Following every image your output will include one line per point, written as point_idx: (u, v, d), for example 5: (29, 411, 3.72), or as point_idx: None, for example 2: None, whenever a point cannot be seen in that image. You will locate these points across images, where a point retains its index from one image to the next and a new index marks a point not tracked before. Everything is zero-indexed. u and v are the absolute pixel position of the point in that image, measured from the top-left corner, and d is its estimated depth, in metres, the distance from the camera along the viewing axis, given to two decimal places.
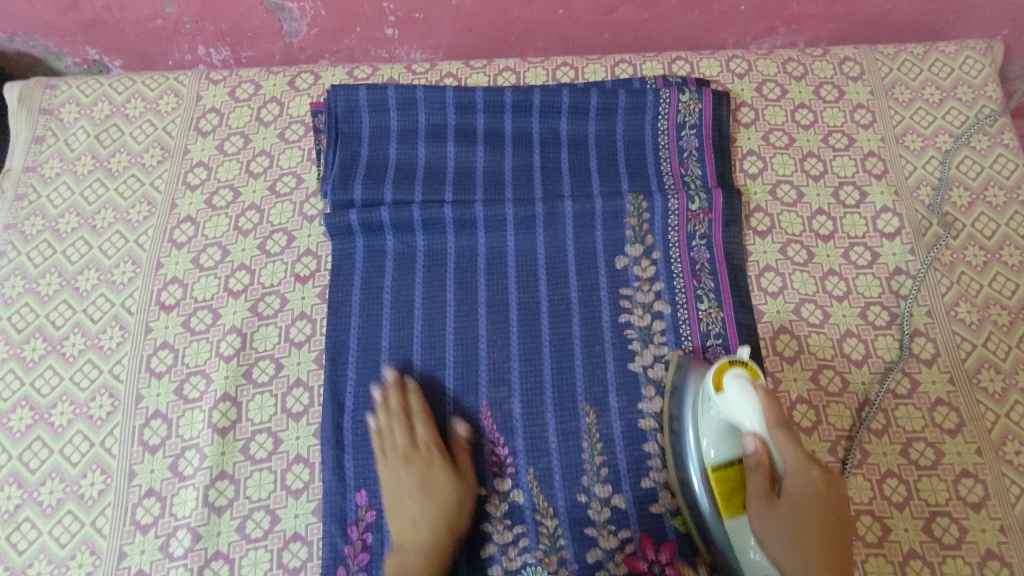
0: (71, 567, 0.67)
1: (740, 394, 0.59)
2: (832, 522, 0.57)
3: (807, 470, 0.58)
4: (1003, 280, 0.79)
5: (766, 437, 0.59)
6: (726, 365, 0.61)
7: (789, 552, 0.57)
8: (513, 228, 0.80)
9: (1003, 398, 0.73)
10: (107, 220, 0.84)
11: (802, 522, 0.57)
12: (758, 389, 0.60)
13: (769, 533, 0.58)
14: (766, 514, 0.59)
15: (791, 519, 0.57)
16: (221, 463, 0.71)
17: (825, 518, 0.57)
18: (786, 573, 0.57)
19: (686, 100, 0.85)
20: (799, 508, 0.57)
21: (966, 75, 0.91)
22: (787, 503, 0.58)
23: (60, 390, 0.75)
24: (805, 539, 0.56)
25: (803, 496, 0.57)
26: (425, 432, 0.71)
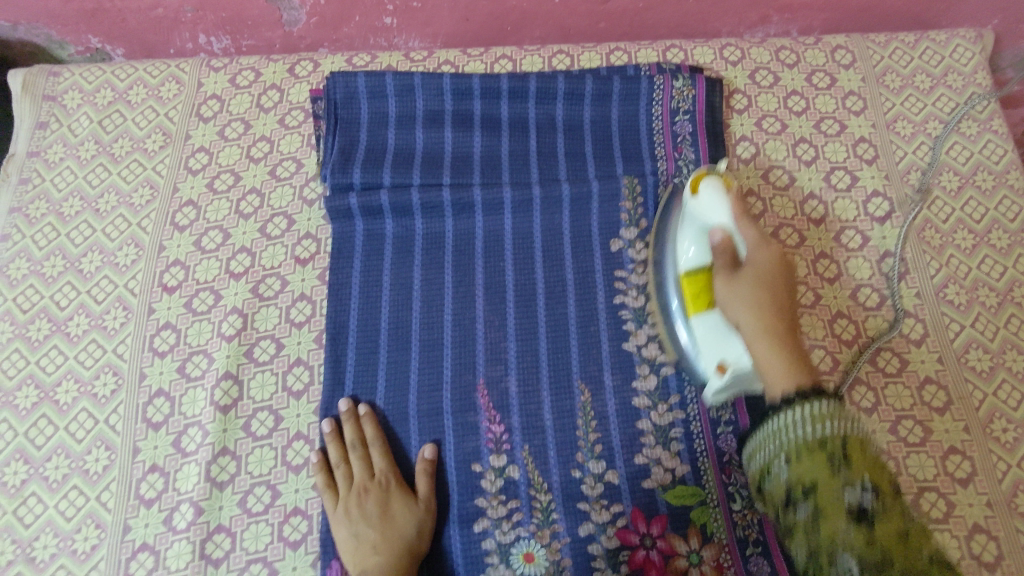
0: (76, 540, 0.69)
1: (712, 190, 0.65)
2: (785, 307, 0.61)
3: (766, 247, 0.63)
4: (991, 262, 0.80)
5: (731, 229, 0.64)
6: (701, 176, 0.67)
7: (747, 312, 0.61)
8: (510, 211, 0.81)
9: (991, 377, 0.75)
10: (110, 204, 0.85)
11: (758, 290, 0.61)
12: (729, 191, 0.65)
13: (732, 297, 0.62)
14: (729, 282, 0.63)
15: (751, 282, 0.62)
16: (223, 439, 0.72)
17: (778, 289, 0.61)
18: (747, 332, 0.61)
19: (680, 86, 0.86)
20: (760, 278, 0.62)
21: (956, 62, 0.92)
22: (748, 272, 0.62)
23: (65, 369, 0.77)
24: (761, 308, 0.60)
25: (762, 270, 0.62)
26: (382, 461, 0.71)
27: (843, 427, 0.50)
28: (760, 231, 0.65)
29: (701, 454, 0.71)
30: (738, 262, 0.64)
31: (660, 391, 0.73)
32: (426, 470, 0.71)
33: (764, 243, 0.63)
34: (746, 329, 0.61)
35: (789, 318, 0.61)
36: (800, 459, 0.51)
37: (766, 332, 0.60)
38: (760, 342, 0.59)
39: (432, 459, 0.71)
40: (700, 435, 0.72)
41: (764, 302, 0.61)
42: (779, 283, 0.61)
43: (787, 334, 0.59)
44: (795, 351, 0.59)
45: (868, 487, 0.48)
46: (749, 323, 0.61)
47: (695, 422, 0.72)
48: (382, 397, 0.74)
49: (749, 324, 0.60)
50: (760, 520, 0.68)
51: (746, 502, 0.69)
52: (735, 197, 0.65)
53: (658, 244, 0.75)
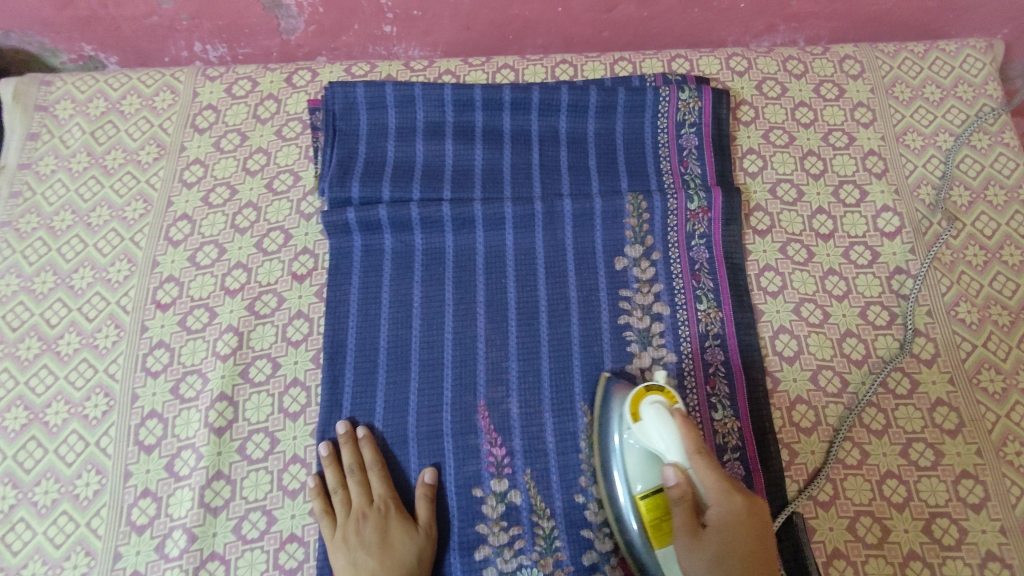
0: (66, 568, 0.67)
1: (658, 419, 0.62)
2: (762, 573, 0.55)
3: (729, 492, 0.57)
4: (1003, 280, 0.79)
5: (687, 467, 0.59)
6: (643, 395, 0.65)
7: (720, 563, 0.55)
8: (512, 227, 0.79)
9: (1003, 399, 0.73)
10: (102, 218, 0.83)
11: (728, 535, 0.56)
12: (678, 417, 0.62)
13: (696, 563, 0.56)
14: (693, 544, 0.56)
15: (718, 547, 0.55)
16: (217, 463, 0.70)
17: (746, 524, 0.56)
18: None
19: (686, 98, 0.84)
20: (727, 539, 0.55)
21: (967, 73, 0.90)
22: (712, 532, 0.56)
23: (56, 389, 0.75)
24: (734, 553, 0.55)
25: (730, 517, 0.56)
26: (380, 486, 0.69)
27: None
28: (721, 471, 0.59)
29: None
30: (700, 520, 0.58)
31: None
32: (426, 495, 0.69)
33: (722, 473, 0.58)
34: None
35: None
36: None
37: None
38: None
39: (432, 484, 0.69)
40: None
41: (729, 543, 0.55)
42: (745, 517, 0.56)
43: (762, 572, 0.55)
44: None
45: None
46: None
47: None
48: (381, 419, 0.72)
49: (723, 572, 0.54)
50: None
51: None
52: (682, 420, 0.62)
53: (603, 431, 0.68)
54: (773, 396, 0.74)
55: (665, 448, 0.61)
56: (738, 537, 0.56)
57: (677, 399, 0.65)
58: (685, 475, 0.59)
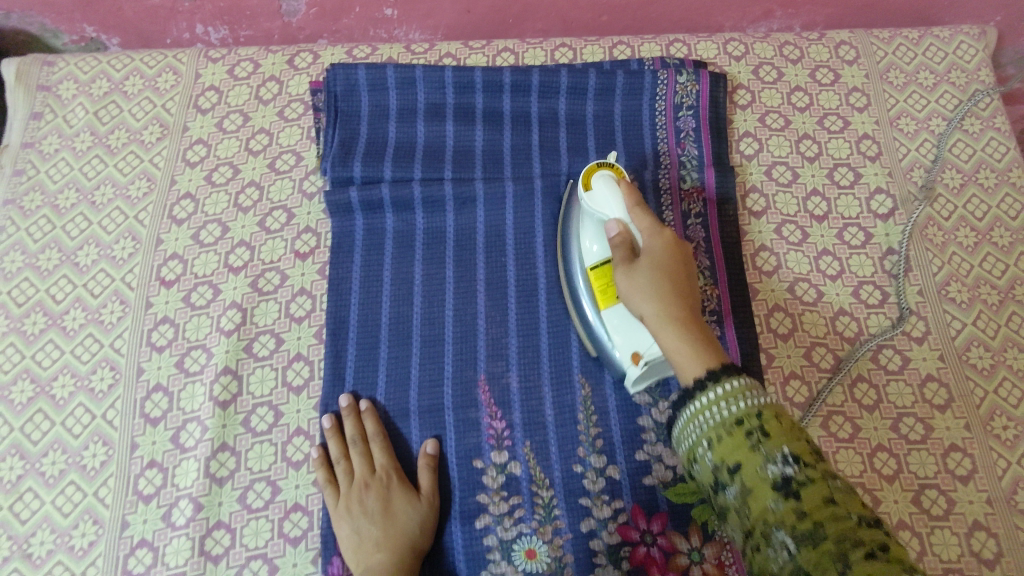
0: (73, 537, 0.68)
1: (606, 188, 0.68)
2: (686, 290, 0.63)
3: (660, 233, 0.65)
4: (993, 260, 0.80)
5: (627, 221, 0.67)
6: (594, 171, 0.70)
7: (651, 281, 0.62)
8: (512, 207, 0.81)
9: (992, 375, 0.75)
10: (106, 196, 0.84)
11: (658, 280, 0.62)
12: (622, 184, 0.69)
13: (633, 288, 0.63)
14: (629, 274, 0.64)
15: (650, 269, 0.63)
16: (222, 435, 0.72)
17: (674, 276, 0.63)
18: (651, 319, 0.61)
19: (683, 81, 0.86)
20: (656, 262, 0.63)
21: (959, 60, 0.92)
22: (646, 259, 0.64)
23: (61, 363, 0.76)
24: (664, 289, 0.62)
25: (661, 254, 0.64)
26: (383, 456, 0.70)
27: (759, 400, 0.51)
28: (655, 218, 0.67)
29: None
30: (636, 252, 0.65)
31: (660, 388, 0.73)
32: (427, 466, 0.70)
33: (658, 225, 0.66)
34: (648, 317, 0.62)
35: (692, 305, 0.62)
36: (722, 441, 0.50)
37: (666, 321, 0.60)
38: (666, 328, 0.60)
39: (433, 454, 0.71)
40: None
41: (658, 278, 0.62)
42: (676, 279, 0.63)
43: (681, 288, 0.62)
44: (689, 305, 0.62)
45: (789, 458, 0.46)
46: (652, 309, 0.61)
47: None
48: (383, 393, 0.74)
49: (652, 306, 0.61)
50: None
51: None
52: (627, 188, 0.69)
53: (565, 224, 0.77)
54: (767, 372, 0.76)
55: (609, 197, 0.68)
56: (667, 280, 0.62)
57: (625, 175, 0.71)
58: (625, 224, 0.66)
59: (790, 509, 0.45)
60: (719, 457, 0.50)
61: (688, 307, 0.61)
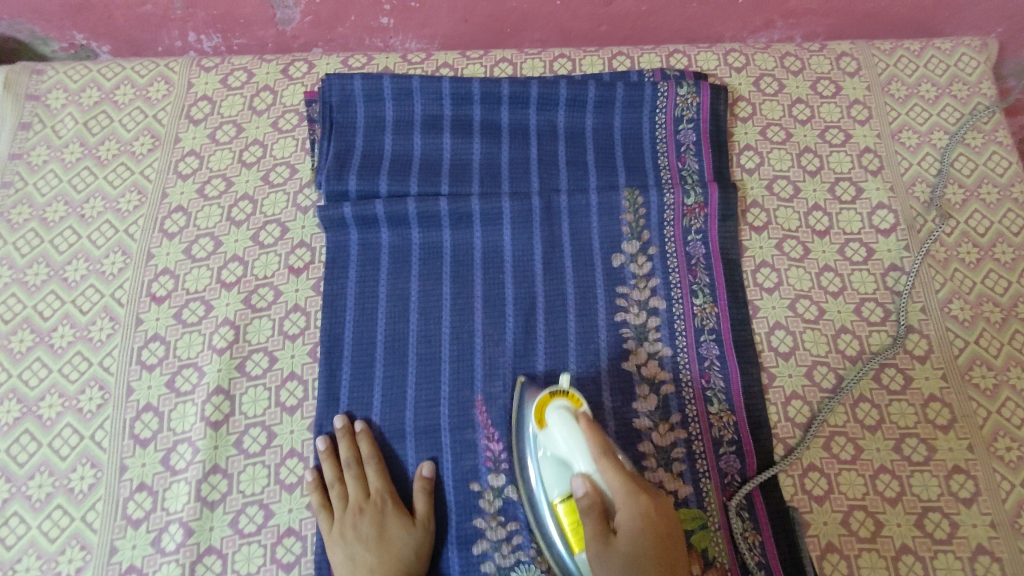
0: (61, 562, 0.67)
1: (563, 427, 0.61)
2: (667, 550, 0.54)
3: (635, 493, 0.56)
4: (996, 277, 0.79)
5: (594, 478, 0.58)
6: (549, 403, 0.65)
7: (628, 557, 0.53)
8: (509, 223, 0.79)
9: (994, 395, 0.74)
10: (96, 209, 0.83)
11: (637, 546, 0.53)
12: (582, 424, 0.61)
13: (605, 574, 0.53)
14: (602, 556, 0.54)
15: (628, 555, 0.53)
16: (214, 457, 0.70)
17: (654, 524, 0.55)
18: None
19: (684, 94, 0.84)
20: (633, 538, 0.54)
21: (962, 72, 0.91)
22: (621, 538, 0.54)
23: (49, 382, 0.74)
24: (643, 560, 0.53)
25: (635, 518, 0.55)
26: (378, 480, 0.69)
27: None
28: (626, 472, 0.57)
29: (703, 475, 0.71)
30: (609, 524, 0.56)
31: (660, 410, 0.73)
32: (423, 490, 0.68)
33: (631, 481, 0.57)
34: None
35: (675, 561, 0.54)
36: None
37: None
38: None
39: (429, 478, 0.69)
40: (701, 454, 0.71)
41: (635, 535, 0.54)
42: (653, 516, 0.55)
43: (663, 540, 0.54)
44: (669, 559, 0.54)
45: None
46: None
47: (697, 442, 0.72)
48: (378, 413, 0.72)
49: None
50: (761, 542, 0.68)
51: (747, 524, 0.69)
52: (587, 424, 0.61)
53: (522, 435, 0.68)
54: (768, 391, 0.75)
55: (572, 447, 0.60)
56: (646, 528, 0.54)
57: (582, 403, 0.64)
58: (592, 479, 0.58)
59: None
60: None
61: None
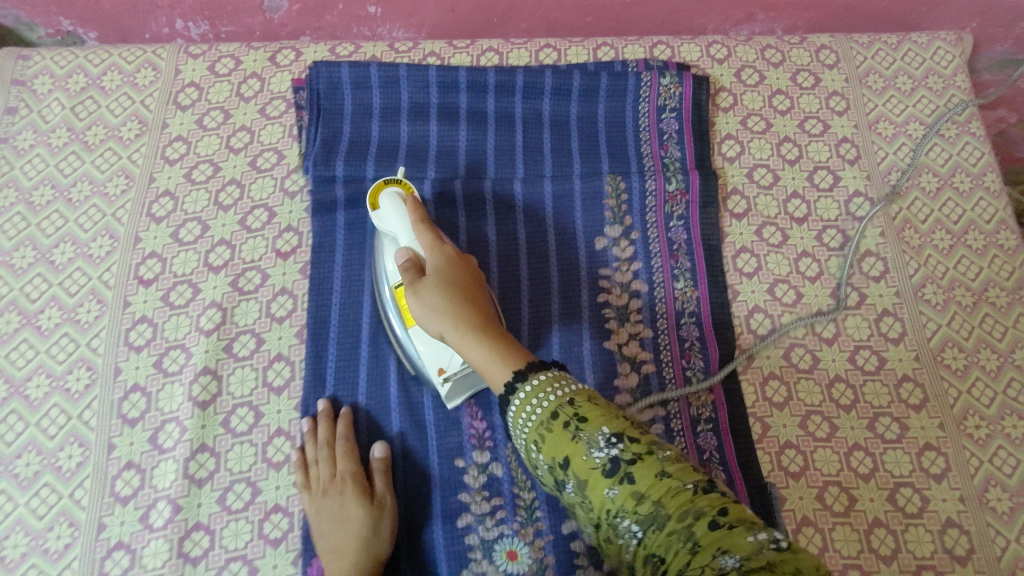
0: (48, 539, 0.67)
1: (393, 208, 0.68)
2: (475, 292, 0.62)
3: (441, 245, 0.65)
4: (968, 263, 0.82)
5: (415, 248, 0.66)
6: (381, 191, 0.71)
7: (441, 293, 0.60)
8: (493, 208, 0.81)
9: (965, 375, 0.76)
10: (84, 193, 0.83)
11: (447, 284, 0.61)
12: (407, 201, 0.69)
13: (424, 308, 0.60)
14: (417, 292, 0.61)
15: (437, 282, 0.61)
16: (202, 435, 0.71)
17: (462, 273, 0.63)
18: (450, 335, 0.59)
19: (667, 83, 0.86)
20: (443, 275, 0.62)
21: (936, 65, 0.93)
22: (431, 275, 0.62)
23: (36, 363, 0.74)
24: (454, 297, 0.60)
25: (443, 265, 0.63)
26: (339, 461, 0.70)
27: (566, 386, 0.53)
28: (437, 233, 0.66)
29: (682, 452, 0.72)
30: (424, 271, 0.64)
31: (642, 389, 0.75)
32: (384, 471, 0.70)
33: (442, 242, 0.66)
34: (445, 330, 0.59)
35: (483, 308, 0.61)
36: (546, 438, 0.52)
37: (458, 313, 0.59)
38: (467, 340, 0.58)
39: (384, 458, 0.70)
40: (680, 432, 0.73)
41: (433, 277, 0.62)
42: (457, 262, 0.64)
43: (469, 283, 0.62)
44: (473, 291, 0.62)
45: (612, 441, 0.49)
46: (444, 321, 0.59)
47: (675, 420, 0.74)
48: (365, 393, 0.73)
49: (443, 298, 0.60)
50: None
51: None
52: (414, 208, 0.69)
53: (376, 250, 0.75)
54: (746, 372, 0.77)
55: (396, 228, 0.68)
56: (453, 279, 0.62)
57: (414, 190, 0.72)
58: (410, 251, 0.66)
59: (625, 492, 0.48)
60: (549, 456, 0.51)
61: (478, 301, 0.61)
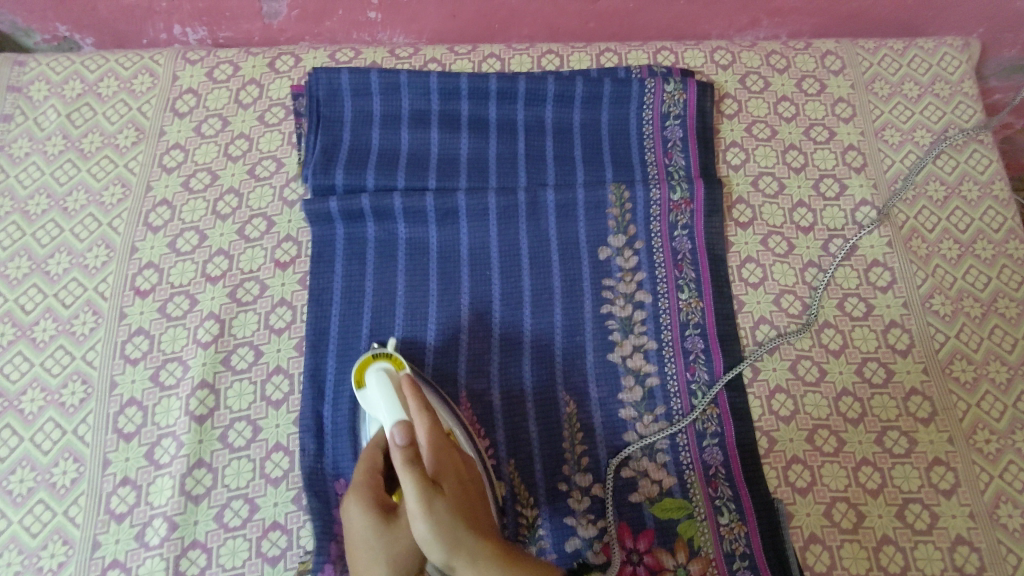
0: (42, 557, 0.66)
1: (381, 384, 0.64)
2: (480, 510, 0.56)
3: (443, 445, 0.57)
4: (976, 273, 0.81)
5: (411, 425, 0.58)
6: (368, 366, 0.68)
7: (452, 513, 0.51)
8: (495, 218, 0.79)
9: (974, 388, 0.75)
10: (79, 202, 0.82)
11: (459, 505, 0.52)
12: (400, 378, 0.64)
13: (435, 532, 0.50)
14: (429, 508, 0.50)
15: (452, 505, 0.52)
16: (199, 451, 0.70)
17: (466, 493, 0.56)
18: (468, 572, 0.50)
19: (671, 90, 0.85)
20: (456, 496, 0.53)
21: (944, 71, 0.92)
22: (444, 494, 0.52)
23: (31, 376, 0.73)
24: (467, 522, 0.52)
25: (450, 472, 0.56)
26: (372, 478, 0.59)
27: None
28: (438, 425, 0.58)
29: (687, 467, 0.71)
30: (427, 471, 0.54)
31: (646, 402, 0.74)
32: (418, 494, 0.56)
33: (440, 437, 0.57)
34: (461, 564, 0.50)
35: (489, 530, 0.54)
36: None
37: (478, 547, 0.50)
38: (494, 573, 0.50)
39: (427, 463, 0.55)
40: (686, 447, 0.72)
41: (446, 494, 0.52)
42: (461, 476, 0.57)
43: (474, 503, 0.56)
44: (478, 514, 0.55)
45: None
46: (461, 544, 0.50)
47: (681, 434, 0.72)
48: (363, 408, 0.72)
49: (456, 526, 0.51)
50: (747, 533, 0.69)
51: (733, 515, 0.69)
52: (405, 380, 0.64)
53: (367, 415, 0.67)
54: (752, 385, 0.76)
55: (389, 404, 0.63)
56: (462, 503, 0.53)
57: (404, 368, 0.68)
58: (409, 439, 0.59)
59: None
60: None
61: (488, 529, 0.54)
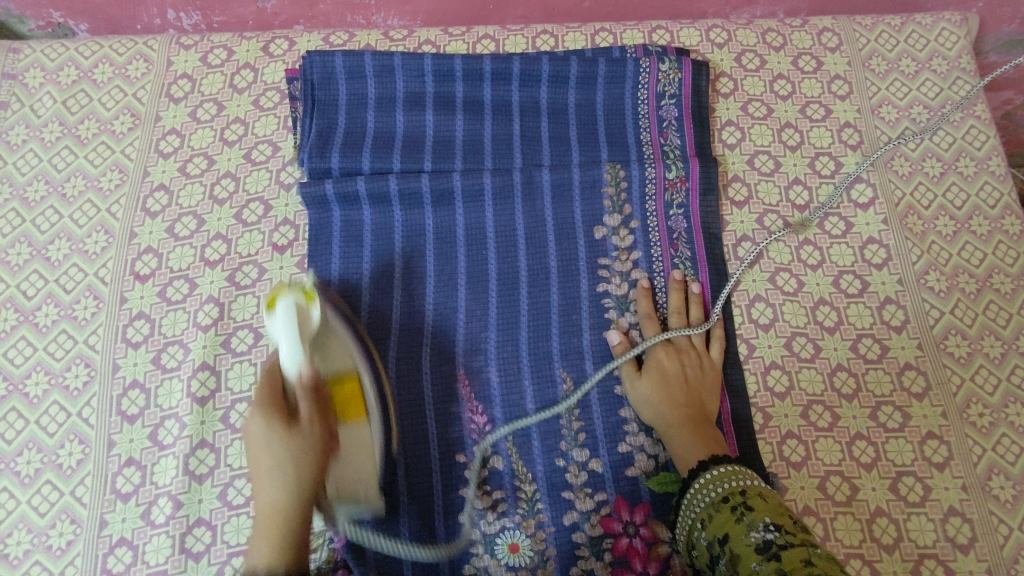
0: (51, 536, 0.68)
1: (285, 320, 0.57)
2: (686, 384, 0.72)
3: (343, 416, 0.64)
4: (971, 249, 0.81)
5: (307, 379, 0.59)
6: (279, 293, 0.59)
7: (652, 387, 0.72)
8: (490, 199, 0.80)
9: (969, 362, 0.76)
10: (78, 187, 0.82)
11: (661, 372, 0.72)
12: (303, 316, 0.59)
13: (638, 392, 0.72)
14: (634, 380, 0.73)
15: (650, 375, 0.72)
16: (201, 432, 0.71)
17: (678, 370, 0.73)
18: (662, 426, 0.70)
19: (666, 69, 0.84)
20: (658, 370, 0.73)
21: (941, 47, 0.91)
22: (647, 369, 0.73)
23: (34, 360, 0.74)
24: (668, 379, 0.72)
25: (658, 363, 0.73)
26: (275, 399, 0.57)
27: (747, 481, 0.60)
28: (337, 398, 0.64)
29: None
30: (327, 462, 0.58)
31: None
32: (317, 422, 0.58)
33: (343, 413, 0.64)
34: (654, 419, 0.71)
35: (687, 394, 0.71)
36: (717, 518, 0.58)
37: (672, 402, 0.70)
38: (675, 428, 0.69)
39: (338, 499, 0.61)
40: None
41: (648, 371, 0.73)
42: (669, 363, 0.73)
43: (681, 374, 0.73)
44: (691, 384, 0.72)
45: (771, 527, 0.54)
46: (654, 400, 0.71)
47: None
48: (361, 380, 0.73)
49: (657, 389, 0.72)
50: None
51: None
52: (309, 321, 0.59)
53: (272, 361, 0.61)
54: (747, 361, 0.76)
55: (293, 343, 0.57)
56: (666, 373, 0.72)
57: (314, 292, 0.61)
58: (306, 373, 0.59)
59: (771, 569, 0.50)
60: (712, 533, 0.58)
61: (689, 386, 0.72)
